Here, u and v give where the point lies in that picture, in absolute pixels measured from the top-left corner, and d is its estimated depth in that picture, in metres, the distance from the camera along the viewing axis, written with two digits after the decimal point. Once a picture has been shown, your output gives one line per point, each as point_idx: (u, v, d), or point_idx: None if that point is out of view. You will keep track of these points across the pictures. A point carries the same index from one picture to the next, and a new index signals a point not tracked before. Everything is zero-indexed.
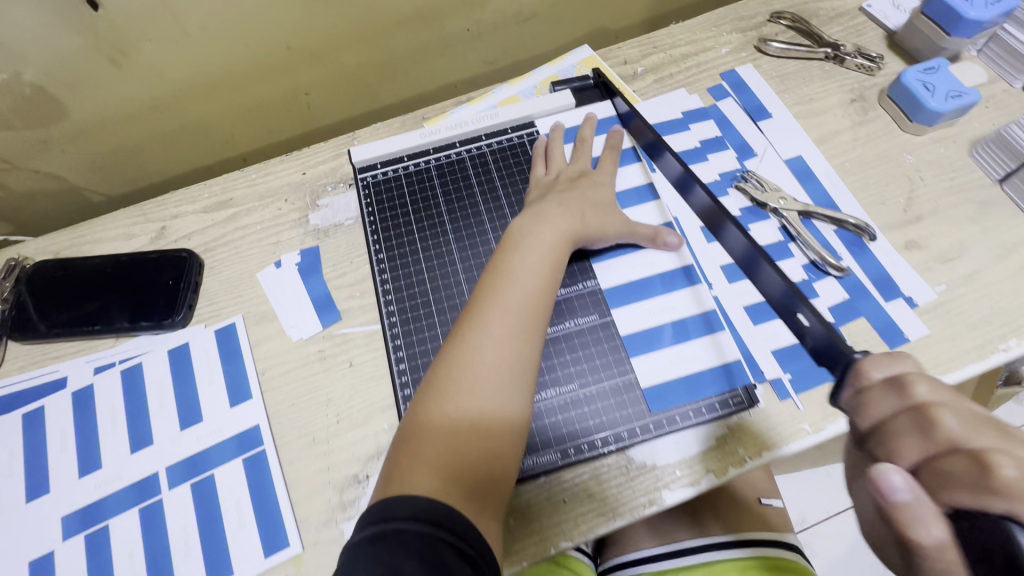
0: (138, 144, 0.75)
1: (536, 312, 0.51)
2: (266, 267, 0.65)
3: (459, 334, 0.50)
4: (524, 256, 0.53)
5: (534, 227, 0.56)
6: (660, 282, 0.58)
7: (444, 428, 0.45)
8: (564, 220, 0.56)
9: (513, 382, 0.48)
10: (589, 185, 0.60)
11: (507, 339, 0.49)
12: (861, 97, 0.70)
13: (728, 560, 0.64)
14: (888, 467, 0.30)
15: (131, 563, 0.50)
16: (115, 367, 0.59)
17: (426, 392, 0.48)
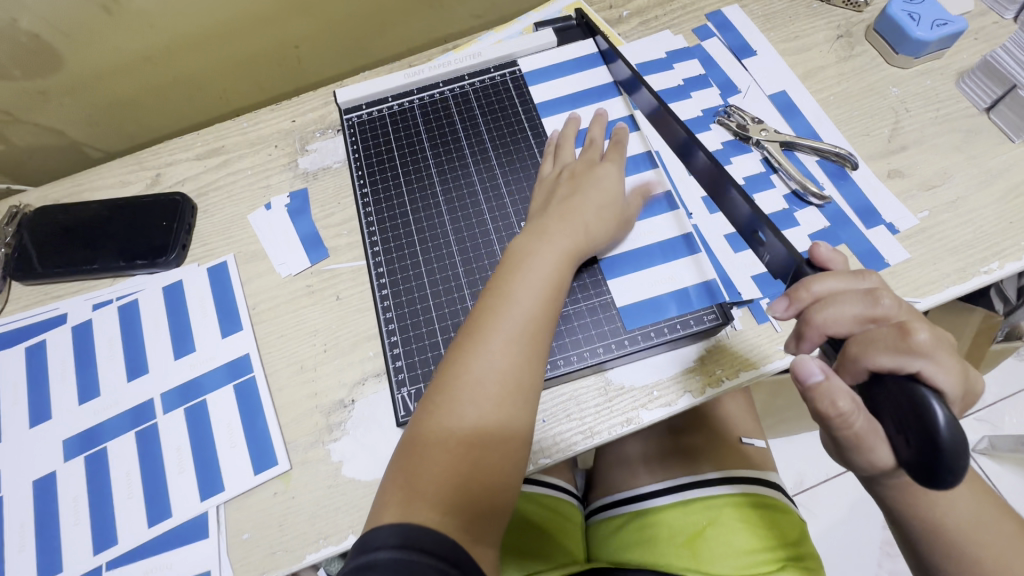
0: (134, 97, 0.77)
1: (539, 338, 0.46)
2: (256, 209, 0.67)
3: (457, 359, 0.45)
4: (526, 276, 0.48)
5: (534, 243, 0.50)
6: (639, 207, 0.58)
7: (443, 465, 0.42)
8: (568, 236, 0.51)
9: (514, 413, 0.44)
10: (596, 186, 0.54)
11: (510, 368, 0.45)
12: (847, 33, 0.69)
13: (715, 497, 0.62)
14: (807, 356, 0.36)
15: (128, 482, 0.53)
16: (112, 304, 0.62)
17: (424, 423, 0.44)
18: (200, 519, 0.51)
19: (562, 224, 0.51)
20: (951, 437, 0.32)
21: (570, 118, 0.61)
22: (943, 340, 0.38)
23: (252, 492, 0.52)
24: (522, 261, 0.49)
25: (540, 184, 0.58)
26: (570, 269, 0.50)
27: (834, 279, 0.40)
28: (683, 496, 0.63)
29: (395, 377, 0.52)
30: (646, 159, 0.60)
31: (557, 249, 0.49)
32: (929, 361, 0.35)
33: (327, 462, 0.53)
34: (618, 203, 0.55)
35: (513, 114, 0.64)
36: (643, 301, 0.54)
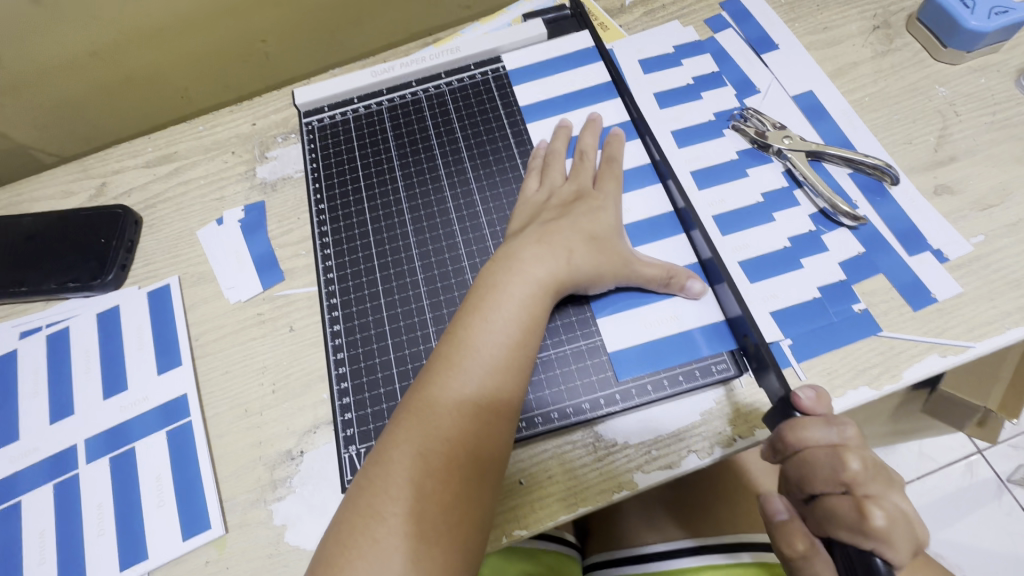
0: (83, 97, 0.70)
1: (505, 392, 0.38)
2: (207, 224, 0.59)
3: (404, 419, 0.38)
4: (492, 316, 0.40)
5: (503, 276, 0.42)
6: (635, 227, 0.50)
7: (376, 560, 0.33)
8: (545, 266, 0.42)
9: (474, 485, 0.36)
10: (586, 211, 0.47)
11: (465, 434, 0.36)
12: (884, 24, 0.60)
13: (719, 568, 0.53)
14: (772, 495, 0.41)
15: (42, 544, 0.46)
16: (41, 332, 0.55)
17: (357, 505, 0.35)
18: None
19: (540, 250, 0.43)
20: None
21: (559, 126, 0.53)
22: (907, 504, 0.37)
23: (180, 560, 0.45)
24: (487, 299, 0.41)
25: (524, 207, 0.49)
26: (545, 309, 0.42)
27: (812, 428, 0.36)
28: (684, 565, 0.55)
29: (344, 431, 0.45)
30: (649, 173, 0.52)
31: (529, 282, 0.42)
32: (885, 542, 0.34)
33: (268, 525, 0.45)
34: (612, 233, 0.46)
35: (494, 118, 0.56)
36: (641, 345, 0.46)
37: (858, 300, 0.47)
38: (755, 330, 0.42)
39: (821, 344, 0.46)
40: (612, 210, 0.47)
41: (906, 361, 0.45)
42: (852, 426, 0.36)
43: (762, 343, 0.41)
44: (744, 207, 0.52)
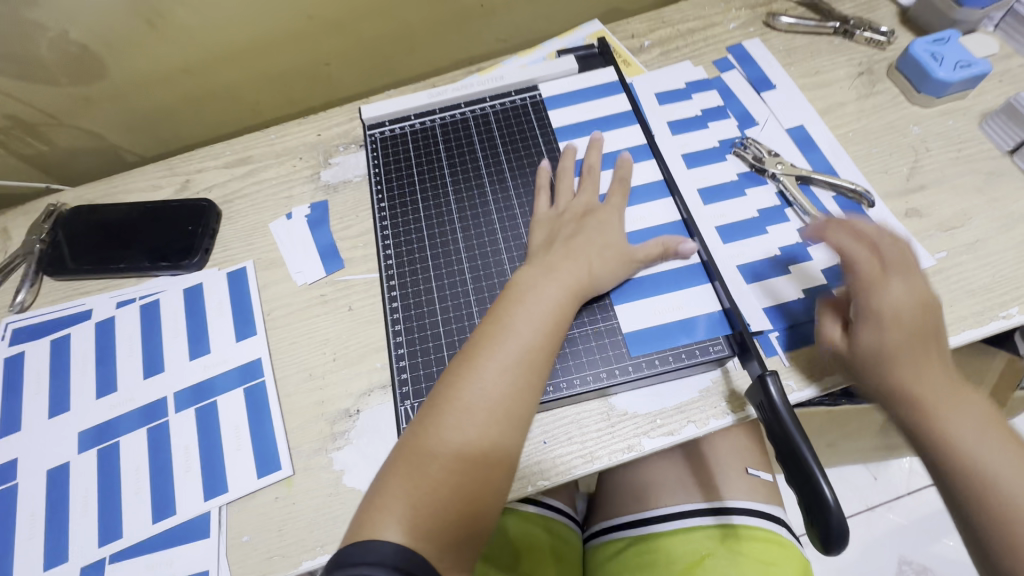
0: (170, 107, 0.80)
1: (536, 368, 0.47)
2: (277, 218, 0.69)
3: (454, 380, 0.47)
4: (529, 307, 0.49)
5: (539, 275, 0.52)
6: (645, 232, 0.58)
7: (421, 491, 0.42)
8: (572, 271, 0.52)
9: (503, 441, 0.45)
10: (599, 227, 0.56)
11: (502, 401, 0.46)
12: (868, 71, 0.70)
13: (707, 528, 0.62)
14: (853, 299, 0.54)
15: (137, 477, 0.54)
16: (135, 302, 0.64)
17: (412, 445, 0.45)
18: (202, 519, 0.52)
19: (569, 258, 0.53)
20: (838, 515, 0.40)
21: (566, 148, 0.62)
22: (920, 325, 0.47)
23: (253, 495, 0.53)
24: (527, 291, 0.51)
25: (549, 219, 0.58)
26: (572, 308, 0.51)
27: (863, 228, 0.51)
28: (677, 525, 0.63)
29: (400, 390, 0.54)
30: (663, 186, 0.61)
31: (558, 283, 0.51)
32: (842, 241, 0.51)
33: (329, 469, 0.54)
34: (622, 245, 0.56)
35: (531, 137, 0.65)
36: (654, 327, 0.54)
37: None
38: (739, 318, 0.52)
39: (805, 338, 0.54)
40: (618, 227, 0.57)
41: None
42: (886, 243, 0.50)
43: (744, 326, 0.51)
44: (742, 221, 0.61)
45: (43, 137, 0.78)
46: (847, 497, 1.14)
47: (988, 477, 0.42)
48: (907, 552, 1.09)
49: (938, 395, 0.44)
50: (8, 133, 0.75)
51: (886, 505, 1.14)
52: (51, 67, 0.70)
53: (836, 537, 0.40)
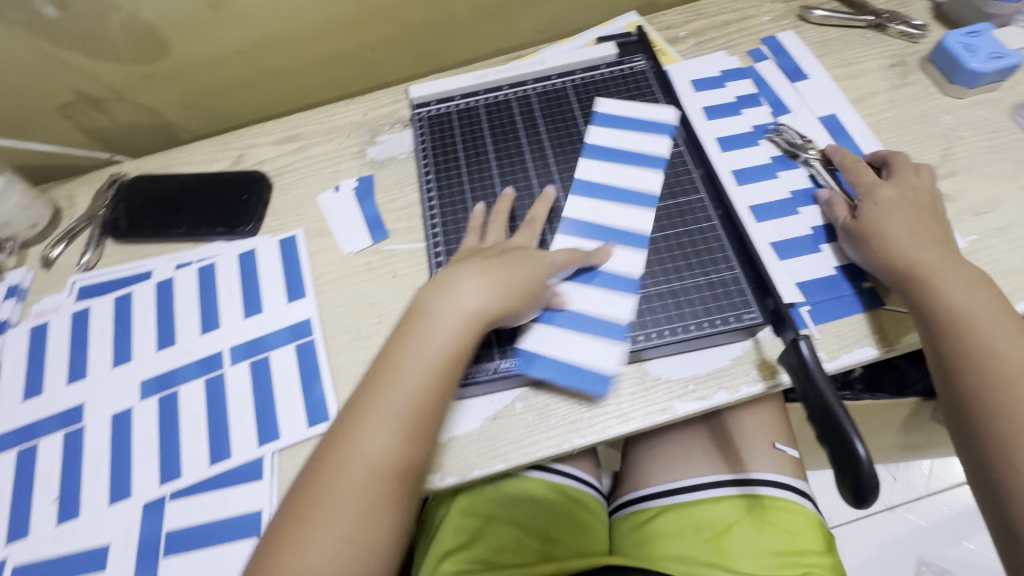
0: (224, 87, 0.85)
1: (425, 404, 0.48)
2: (326, 190, 0.72)
3: (345, 427, 0.48)
4: (421, 345, 0.50)
5: (436, 306, 0.52)
6: (659, 206, 0.60)
7: (312, 544, 0.44)
8: (475, 299, 0.51)
9: (393, 482, 0.47)
10: (515, 263, 0.54)
11: (393, 447, 0.47)
12: (901, 62, 0.71)
13: (732, 497, 0.64)
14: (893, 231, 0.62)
15: (196, 423, 0.58)
16: (193, 265, 0.68)
17: (305, 498, 0.46)
18: (255, 464, 0.55)
19: (472, 286, 0.52)
20: (869, 470, 0.41)
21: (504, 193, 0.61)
22: (916, 217, 0.56)
23: (304, 442, 0.56)
24: (419, 326, 0.51)
25: (469, 251, 0.57)
26: (470, 340, 0.51)
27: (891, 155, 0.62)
28: (705, 494, 0.65)
29: None
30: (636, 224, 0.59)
31: (457, 315, 0.51)
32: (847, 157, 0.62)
33: None
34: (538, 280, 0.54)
35: (571, 117, 0.67)
36: (556, 376, 0.54)
37: (868, 279, 0.57)
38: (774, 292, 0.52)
39: (835, 312, 0.56)
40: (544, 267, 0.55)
41: (906, 330, 0.55)
42: (901, 163, 0.60)
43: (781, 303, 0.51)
44: (775, 201, 0.63)
45: (107, 112, 0.82)
46: None
47: (969, 328, 0.49)
48: (926, 553, 1.09)
49: (933, 263, 0.53)
50: (76, 107, 0.80)
51: (906, 505, 1.13)
52: (120, 45, 0.74)
53: (867, 490, 0.42)
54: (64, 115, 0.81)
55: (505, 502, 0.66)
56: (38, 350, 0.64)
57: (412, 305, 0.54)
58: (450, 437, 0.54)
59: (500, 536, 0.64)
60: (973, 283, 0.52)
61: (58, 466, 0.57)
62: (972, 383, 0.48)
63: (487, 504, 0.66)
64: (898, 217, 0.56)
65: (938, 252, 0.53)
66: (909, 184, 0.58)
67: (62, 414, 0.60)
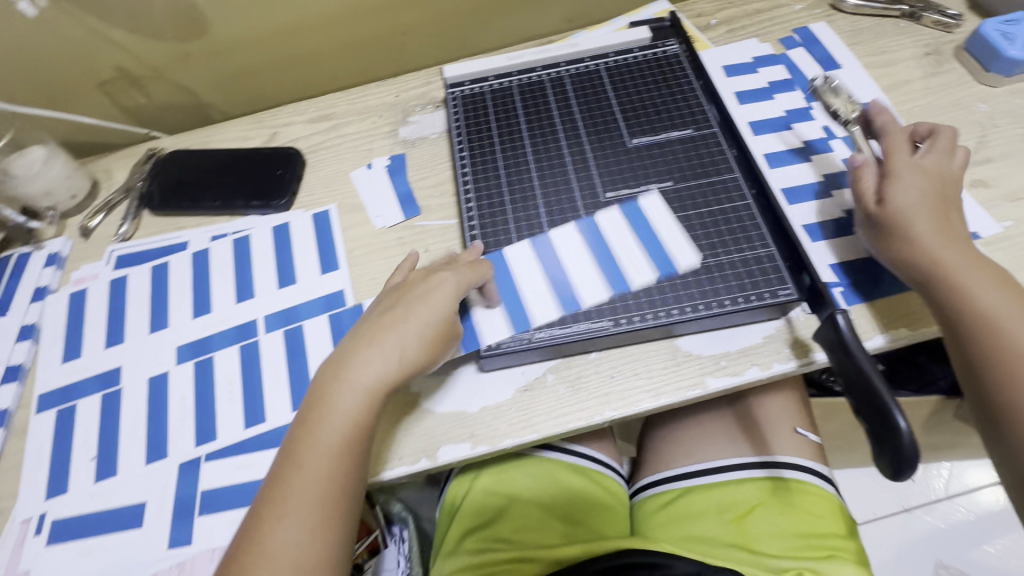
0: (258, 68, 0.86)
1: (335, 485, 0.47)
2: (358, 168, 0.73)
3: (254, 531, 0.46)
4: (322, 432, 0.49)
5: (332, 388, 0.50)
6: (693, 184, 0.60)
7: None
8: (372, 373, 0.50)
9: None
10: (412, 309, 0.52)
11: (307, 542, 0.46)
12: (935, 51, 0.71)
13: (757, 479, 0.64)
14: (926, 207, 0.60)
15: (231, 387, 0.58)
16: (228, 237, 0.69)
17: None
18: (290, 428, 0.56)
19: (367, 360, 0.51)
20: (910, 446, 0.41)
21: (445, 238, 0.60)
22: (938, 212, 0.53)
23: None
24: (316, 412, 0.49)
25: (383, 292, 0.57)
26: (372, 412, 0.50)
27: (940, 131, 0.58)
28: (727, 476, 0.65)
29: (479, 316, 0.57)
30: (659, 240, 0.57)
31: (356, 393, 0.50)
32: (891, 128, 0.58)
33: (407, 391, 0.56)
34: (439, 319, 0.52)
35: (604, 97, 0.67)
36: (499, 314, 0.56)
37: None
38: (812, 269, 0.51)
39: (869, 293, 0.56)
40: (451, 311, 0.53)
41: None
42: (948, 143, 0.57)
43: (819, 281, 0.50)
44: (808, 184, 0.63)
45: (144, 90, 0.84)
46: (882, 496, 1.13)
47: (993, 329, 0.49)
48: (945, 556, 1.07)
49: (956, 265, 0.50)
50: (115, 84, 0.82)
51: (924, 507, 1.12)
52: (161, 23, 0.76)
53: (905, 463, 0.42)
54: (103, 92, 0.82)
55: (527, 482, 0.65)
56: (78, 315, 0.66)
57: (309, 387, 0.52)
58: (483, 406, 0.55)
59: (523, 515, 0.64)
60: (991, 281, 0.50)
61: (95, 426, 0.58)
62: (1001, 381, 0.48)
63: (510, 485, 0.65)
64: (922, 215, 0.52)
65: (959, 250, 0.51)
66: (936, 170, 0.55)
67: (101, 376, 0.61)
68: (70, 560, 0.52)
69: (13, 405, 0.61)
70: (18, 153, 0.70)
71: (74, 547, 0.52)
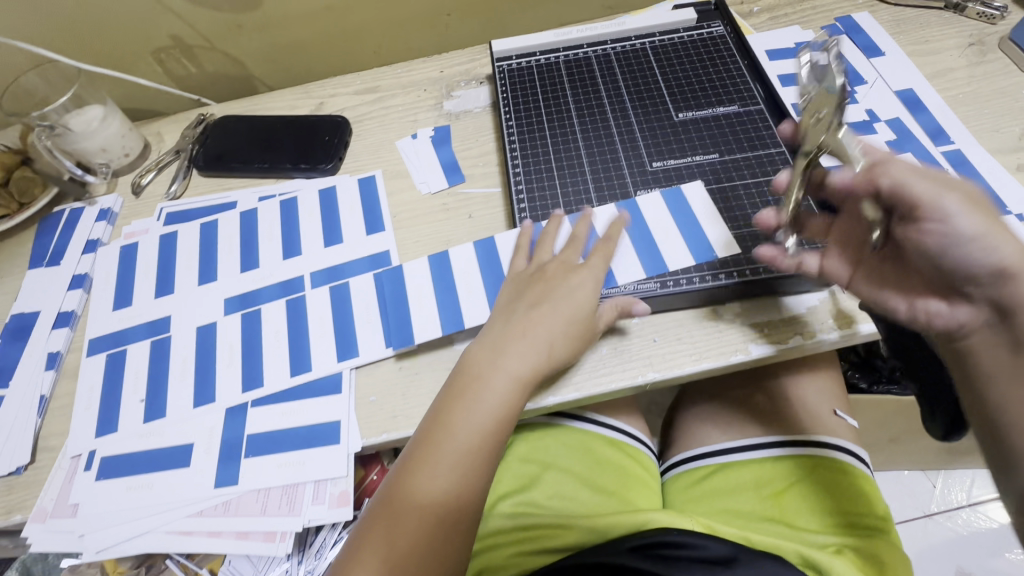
0: (306, 42, 0.88)
1: (478, 463, 0.47)
2: (403, 137, 0.75)
3: (399, 483, 0.47)
4: (473, 407, 0.49)
5: (486, 364, 0.50)
6: (739, 156, 0.61)
7: None
8: (526, 363, 0.50)
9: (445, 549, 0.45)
10: (563, 304, 0.52)
11: (445, 503, 0.46)
12: (979, 42, 0.72)
13: (792, 458, 0.63)
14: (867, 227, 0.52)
15: (277, 338, 0.59)
16: (276, 198, 0.71)
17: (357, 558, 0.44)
18: (335, 378, 0.57)
19: (517, 347, 0.50)
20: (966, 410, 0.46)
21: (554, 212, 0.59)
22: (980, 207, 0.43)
23: (381, 362, 0.57)
24: (468, 390, 0.49)
25: (511, 278, 0.56)
26: (521, 398, 0.50)
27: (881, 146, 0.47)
28: (760, 454, 0.65)
29: None
30: (698, 225, 0.57)
31: (507, 378, 0.49)
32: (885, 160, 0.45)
33: (450, 348, 0.57)
34: (587, 314, 0.52)
35: (650, 75, 0.69)
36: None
37: None
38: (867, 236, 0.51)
39: None
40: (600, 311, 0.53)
41: None
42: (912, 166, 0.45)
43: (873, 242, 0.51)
44: None
45: (195, 60, 0.86)
46: (902, 500, 1.11)
47: None
48: (967, 564, 1.04)
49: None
50: (169, 52, 0.84)
51: (945, 514, 1.09)
52: None
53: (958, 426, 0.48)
54: (156, 60, 0.85)
55: (562, 451, 0.66)
56: (129, 267, 0.68)
57: (460, 359, 0.52)
58: None
59: (557, 483, 0.64)
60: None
61: (144, 371, 0.59)
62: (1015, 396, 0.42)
63: (544, 452, 0.66)
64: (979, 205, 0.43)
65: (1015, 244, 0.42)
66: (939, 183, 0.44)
67: (151, 323, 0.63)
68: (119, 495, 0.53)
69: (65, 348, 0.63)
70: (78, 110, 0.72)
71: (122, 483, 0.54)
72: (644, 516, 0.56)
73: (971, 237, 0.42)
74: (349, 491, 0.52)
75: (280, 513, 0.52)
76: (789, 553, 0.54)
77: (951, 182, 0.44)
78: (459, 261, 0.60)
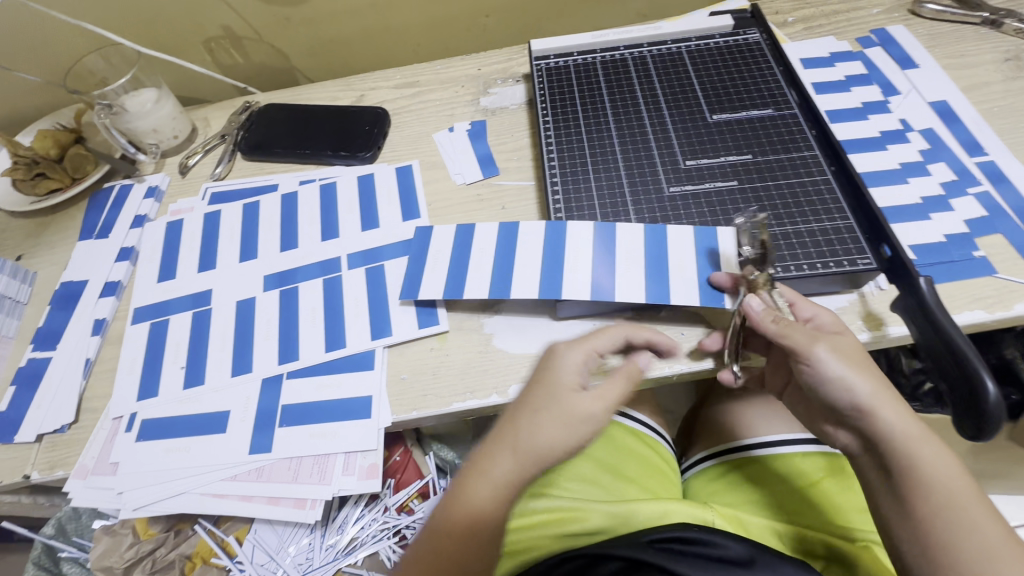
0: (348, 37, 0.91)
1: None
2: (441, 130, 0.77)
3: None
4: (455, 527, 0.45)
5: (473, 481, 0.46)
6: (773, 158, 0.62)
7: None
8: (509, 473, 0.46)
9: None
10: (543, 395, 0.47)
11: None
12: (1016, 57, 0.72)
13: (812, 455, 0.64)
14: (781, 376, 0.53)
15: (314, 315, 0.61)
16: (316, 182, 0.73)
17: None
18: (368, 354, 0.58)
19: (504, 455, 0.46)
20: (995, 407, 0.43)
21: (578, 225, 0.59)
22: (856, 355, 0.46)
23: (413, 341, 0.58)
24: (456, 510, 0.45)
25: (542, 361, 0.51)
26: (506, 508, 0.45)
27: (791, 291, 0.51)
28: (781, 449, 0.65)
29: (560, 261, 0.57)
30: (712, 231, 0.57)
31: (490, 490, 0.45)
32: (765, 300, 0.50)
33: (480, 331, 0.58)
34: (583, 407, 0.47)
35: (685, 78, 0.70)
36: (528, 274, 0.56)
37: (978, 249, 0.57)
38: (912, 269, 0.50)
39: (943, 275, 0.56)
40: (590, 397, 0.47)
41: (1018, 298, 0.54)
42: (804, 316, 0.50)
43: (919, 278, 0.49)
44: (883, 170, 0.64)
45: (243, 50, 0.90)
46: None
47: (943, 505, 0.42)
48: None
49: (878, 395, 0.44)
50: (218, 42, 0.88)
51: None
52: None
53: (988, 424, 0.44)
54: (207, 49, 0.89)
55: None
56: (174, 242, 0.70)
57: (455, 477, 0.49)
58: None
59: (577, 468, 0.65)
60: (902, 401, 0.45)
61: (185, 340, 0.62)
62: (895, 514, 0.44)
63: None
64: (846, 351, 0.45)
65: (873, 379, 0.44)
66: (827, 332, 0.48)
67: (194, 296, 0.65)
68: (157, 456, 0.55)
69: (110, 316, 0.66)
70: (134, 93, 0.75)
71: (161, 445, 0.56)
72: (665, 506, 0.57)
73: (834, 384, 0.44)
74: (378, 464, 0.54)
75: (311, 481, 0.54)
76: (815, 550, 0.54)
77: (819, 333, 0.46)
78: (484, 239, 0.60)
